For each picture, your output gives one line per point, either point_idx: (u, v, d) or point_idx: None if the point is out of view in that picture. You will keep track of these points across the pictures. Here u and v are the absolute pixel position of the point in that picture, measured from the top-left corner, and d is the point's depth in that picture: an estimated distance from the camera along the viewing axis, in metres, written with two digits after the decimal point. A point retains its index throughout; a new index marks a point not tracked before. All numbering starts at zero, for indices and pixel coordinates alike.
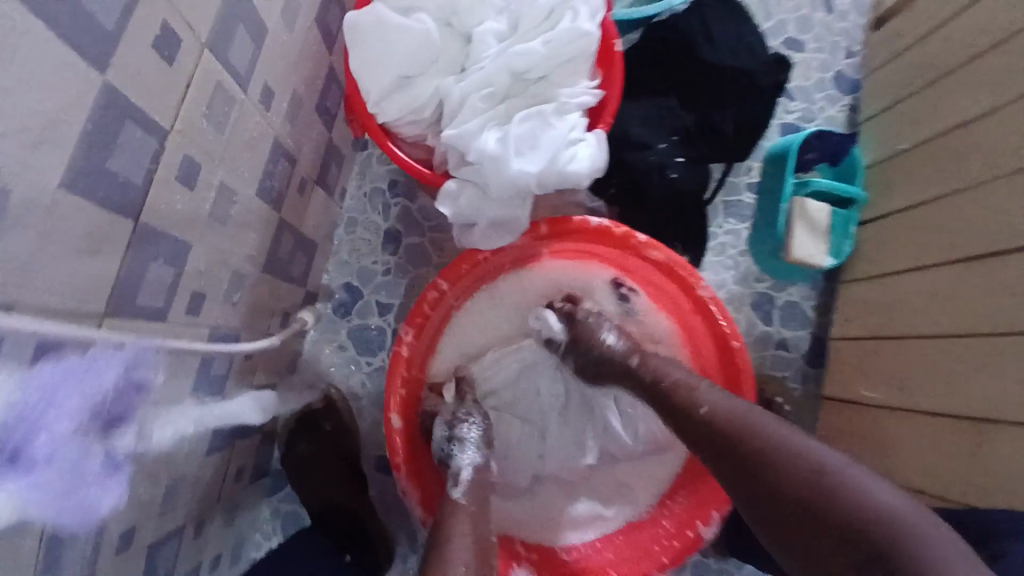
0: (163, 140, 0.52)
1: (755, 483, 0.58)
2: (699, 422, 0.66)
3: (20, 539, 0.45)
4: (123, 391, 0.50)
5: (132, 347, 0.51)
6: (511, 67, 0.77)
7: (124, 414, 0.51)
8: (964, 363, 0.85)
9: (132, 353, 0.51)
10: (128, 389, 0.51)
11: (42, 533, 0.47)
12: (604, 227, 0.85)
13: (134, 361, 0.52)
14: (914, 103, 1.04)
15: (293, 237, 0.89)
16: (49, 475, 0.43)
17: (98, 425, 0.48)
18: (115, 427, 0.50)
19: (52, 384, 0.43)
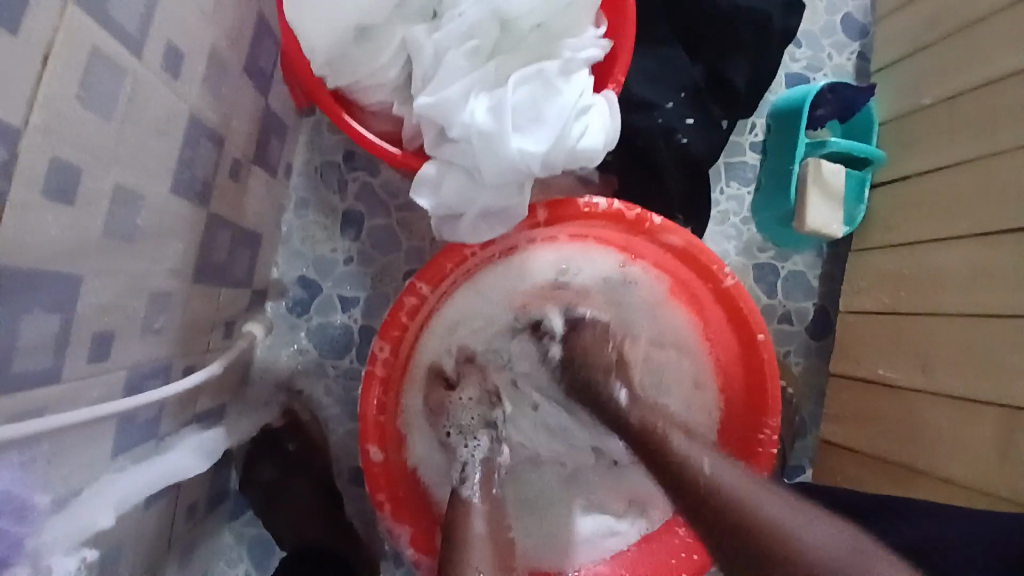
0: (15, 146, 0.35)
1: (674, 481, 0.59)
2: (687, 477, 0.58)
3: None
4: (2, 526, 0.39)
5: (7, 468, 0.39)
6: (500, 13, 0.60)
7: (8, 550, 0.40)
8: (1000, 349, 0.78)
9: (6, 476, 0.39)
10: (7, 513, 0.40)
11: None
12: (615, 210, 0.71)
13: (12, 485, 0.40)
14: (936, 52, 0.93)
15: (231, 233, 0.71)
16: None
17: None
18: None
19: None
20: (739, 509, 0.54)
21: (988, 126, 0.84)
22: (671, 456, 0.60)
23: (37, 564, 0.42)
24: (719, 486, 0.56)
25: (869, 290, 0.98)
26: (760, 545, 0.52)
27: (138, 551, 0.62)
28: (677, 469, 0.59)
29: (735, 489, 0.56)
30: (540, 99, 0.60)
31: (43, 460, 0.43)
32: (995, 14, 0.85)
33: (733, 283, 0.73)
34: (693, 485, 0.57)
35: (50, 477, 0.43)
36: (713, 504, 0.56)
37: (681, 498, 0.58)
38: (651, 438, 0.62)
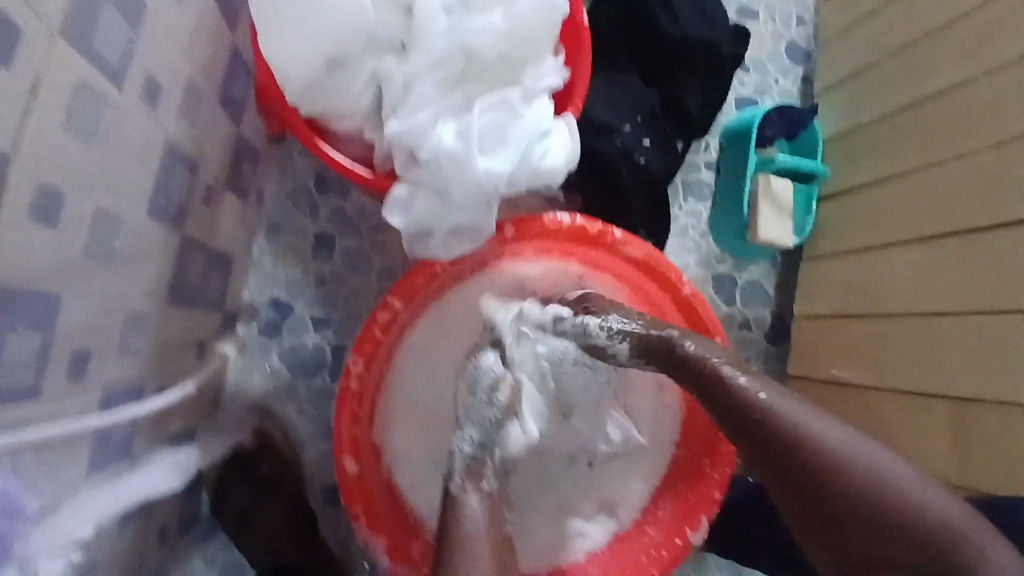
0: (3, 173, 0.37)
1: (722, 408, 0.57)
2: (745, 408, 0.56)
3: None
4: None
5: (1, 473, 0.42)
6: (466, 46, 0.64)
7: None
8: (944, 344, 0.84)
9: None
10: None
11: None
12: (579, 226, 0.76)
13: (5, 489, 0.43)
14: (872, 76, 1.02)
15: (203, 256, 0.73)
16: None
17: None
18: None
19: None
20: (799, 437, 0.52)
21: (920, 142, 0.92)
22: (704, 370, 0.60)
23: (26, 566, 0.45)
24: (776, 414, 0.54)
25: (820, 297, 1.04)
26: (826, 489, 0.50)
27: (111, 574, 0.62)
28: (736, 403, 0.56)
29: (791, 418, 0.54)
30: (505, 123, 0.64)
31: (32, 469, 0.45)
32: (920, 41, 0.94)
33: (692, 292, 0.78)
34: (749, 417, 0.55)
35: (40, 486, 0.46)
36: (771, 434, 0.54)
37: (742, 437, 0.56)
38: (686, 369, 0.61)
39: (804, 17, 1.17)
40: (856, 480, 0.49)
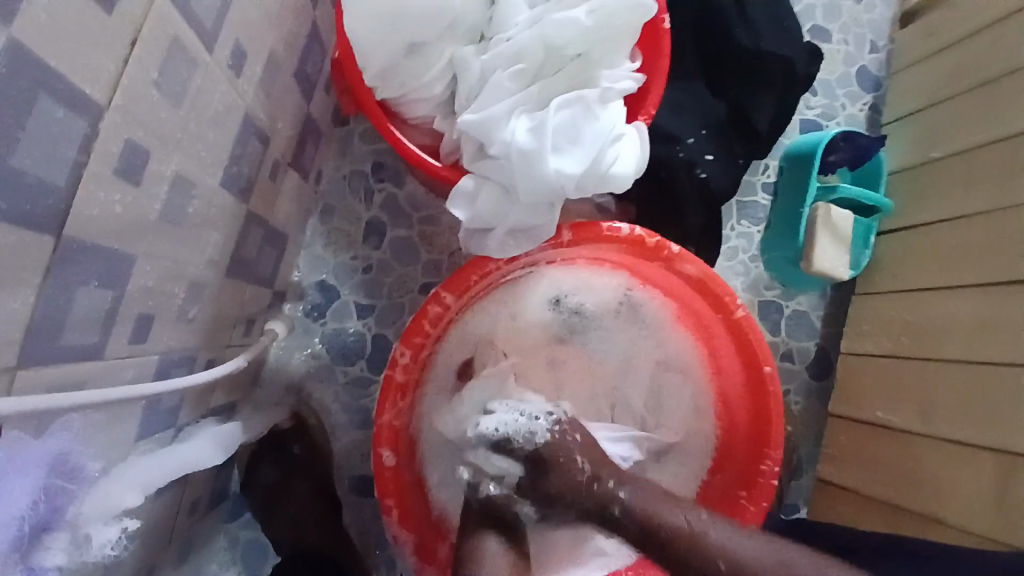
0: (96, 121, 0.36)
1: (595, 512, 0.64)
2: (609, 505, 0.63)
3: None
4: (52, 488, 0.41)
5: (64, 433, 0.42)
6: (545, 40, 0.63)
7: (51, 520, 0.42)
8: (1004, 395, 0.80)
9: (65, 442, 0.42)
10: (60, 475, 0.42)
11: None
12: (635, 235, 0.73)
13: (72, 446, 0.43)
14: (952, 109, 0.98)
15: (262, 231, 0.73)
16: None
17: (21, 539, 0.39)
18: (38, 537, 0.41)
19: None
20: (723, 565, 0.57)
21: (992, 182, 0.89)
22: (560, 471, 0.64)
23: (75, 533, 0.43)
24: (701, 540, 0.58)
25: (871, 335, 1.01)
26: (684, 554, 0.58)
27: (141, 541, 0.62)
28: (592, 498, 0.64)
29: (722, 542, 0.58)
30: (578, 124, 0.62)
31: (89, 429, 0.45)
32: (1002, 79, 0.91)
33: (744, 316, 0.75)
34: (588, 498, 0.64)
35: (95, 449, 0.46)
36: (693, 557, 0.58)
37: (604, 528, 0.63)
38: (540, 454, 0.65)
39: (880, 43, 1.14)
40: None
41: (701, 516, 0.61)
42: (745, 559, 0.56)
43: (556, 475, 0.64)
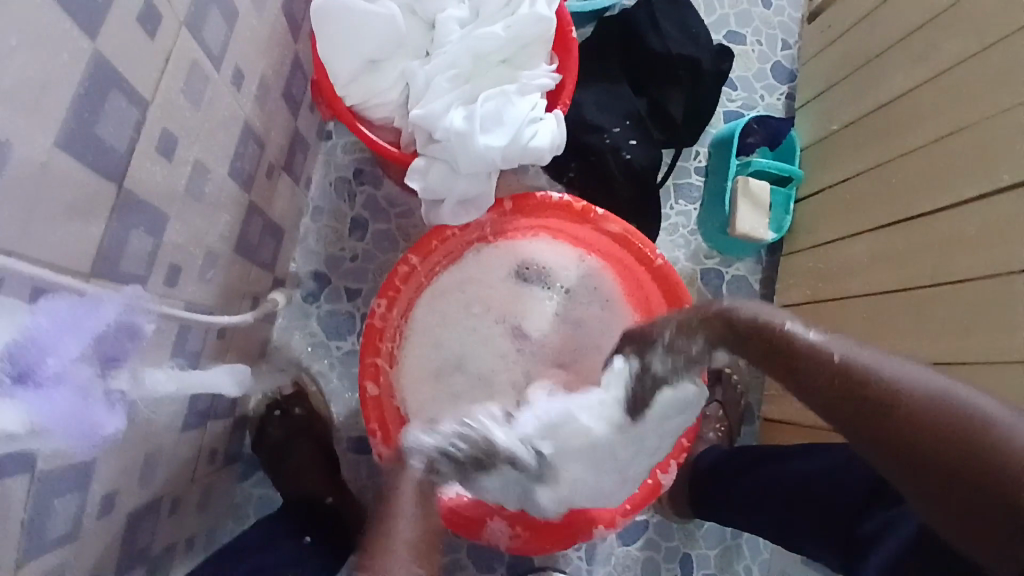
0: (145, 112, 0.54)
1: (806, 378, 0.60)
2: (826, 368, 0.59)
3: (20, 467, 0.45)
4: (118, 332, 0.54)
5: (123, 293, 0.55)
6: (474, 49, 0.80)
7: (119, 356, 0.54)
8: (893, 316, 0.93)
9: (124, 300, 0.56)
10: (121, 333, 0.55)
11: (37, 467, 0.47)
12: (565, 201, 0.89)
13: (125, 311, 0.56)
14: (842, 90, 1.15)
15: (262, 221, 0.90)
16: (56, 396, 0.46)
17: (99, 362, 0.51)
18: (111, 367, 0.53)
19: (87, 311, 0.50)
20: (855, 377, 0.56)
21: (881, 141, 1.03)
22: (820, 360, 0.59)
23: (135, 375, 0.59)
24: (859, 370, 0.57)
25: (796, 287, 1.15)
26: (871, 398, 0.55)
27: (170, 465, 0.77)
28: (805, 359, 0.60)
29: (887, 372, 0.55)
30: (502, 112, 0.79)
31: (138, 303, 0.58)
32: (885, 54, 1.06)
33: (662, 263, 0.89)
34: (826, 376, 0.58)
35: (153, 315, 0.60)
36: (861, 393, 0.56)
37: (815, 397, 0.59)
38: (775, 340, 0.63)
39: (789, 41, 1.33)
40: (909, 405, 0.52)
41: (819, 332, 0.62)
42: (894, 388, 0.54)
43: (812, 353, 0.60)
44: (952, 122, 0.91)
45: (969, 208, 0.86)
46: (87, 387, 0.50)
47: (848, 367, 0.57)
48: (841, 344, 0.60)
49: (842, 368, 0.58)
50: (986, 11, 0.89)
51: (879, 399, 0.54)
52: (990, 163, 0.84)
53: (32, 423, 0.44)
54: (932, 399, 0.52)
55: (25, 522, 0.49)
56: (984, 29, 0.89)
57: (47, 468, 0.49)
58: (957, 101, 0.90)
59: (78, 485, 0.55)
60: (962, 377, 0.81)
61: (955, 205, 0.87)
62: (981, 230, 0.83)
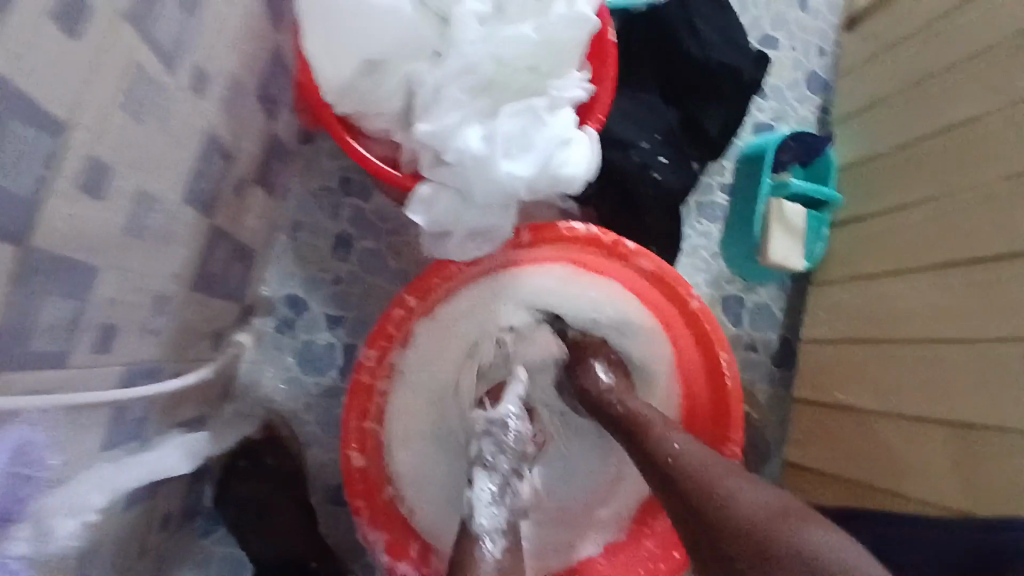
0: (59, 139, 0.39)
1: (648, 458, 0.63)
2: (663, 457, 0.61)
3: None
4: (14, 482, 0.44)
5: (28, 423, 0.43)
6: (496, 54, 0.66)
7: (11, 512, 0.44)
8: (951, 372, 0.83)
9: (29, 434, 0.44)
10: (14, 483, 0.44)
11: None
12: (591, 234, 0.75)
13: (27, 449, 0.44)
14: (889, 108, 1.03)
15: (228, 246, 0.75)
16: None
17: None
18: (2, 530, 0.44)
19: None
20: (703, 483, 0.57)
21: (942, 166, 0.91)
22: (660, 444, 0.63)
23: (40, 521, 0.47)
24: (685, 468, 0.59)
25: (828, 323, 1.05)
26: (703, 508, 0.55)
27: (113, 555, 0.63)
28: (650, 442, 0.63)
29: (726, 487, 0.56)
30: (529, 130, 0.65)
31: (56, 425, 0.46)
32: (946, 71, 0.94)
33: (698, 306, 0.78)
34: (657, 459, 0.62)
35: (62, 446, 0.48)
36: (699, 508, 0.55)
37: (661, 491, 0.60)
38: (639, 425, 0.66)
39: (825, 49, 1.21)
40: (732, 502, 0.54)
41: (682, 438, 0.63)
42: (730, 508, 0.54)
43: (655, 439, 0.63)
44: None
45: None
46: None
47: (681, 459, 0.60)
48: (687, 445, 0.62)
49: (677, 457, 0.60)
50: None
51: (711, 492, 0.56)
52: None
53: None
54: (741, 503, 0.54)
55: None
56: None
57: None
58: (1012, 142, 0.82)
59: None
60: None
61: None
62: None
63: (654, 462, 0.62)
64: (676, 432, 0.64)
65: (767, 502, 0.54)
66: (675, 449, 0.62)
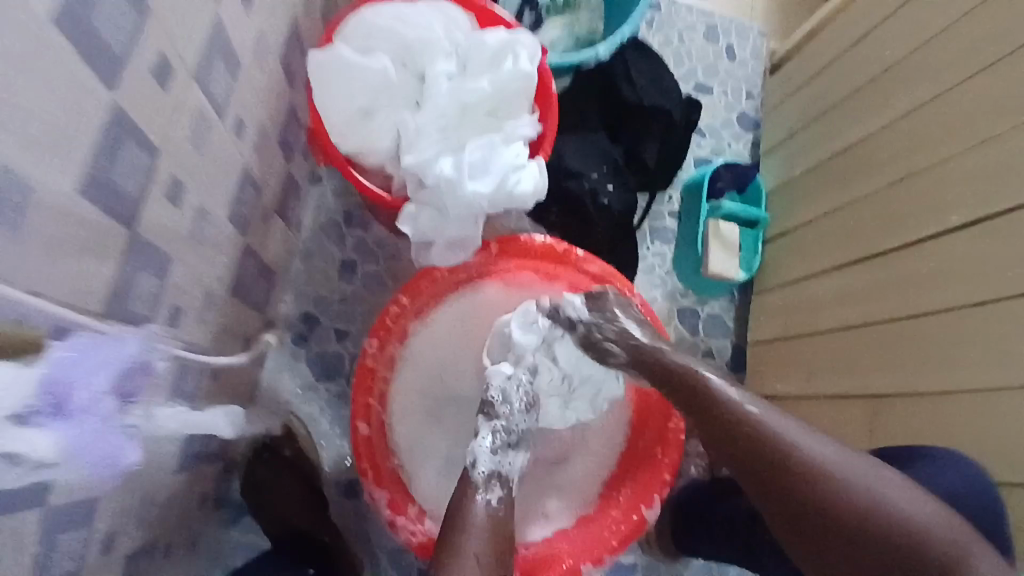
0: (156, 160, 0.57)
1: (711, 419, 0.73)
2: (738, 419, 0.71)
3: (25, 497, 0.47)
4: (136, 369, 0.58)
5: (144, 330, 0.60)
6: (462, 102, 0.86)
7: (136, 392, 0.58)
8: (864, 352, 0.99)
9: (144, 337, 0.60)
10: (138, 369, 0.59)
11: (46, 501, 0.49)
12: (548, 243, 0.93)
13: (143, 347, 0.60)
14: (804, 137, 1.24)
15: (256, 264, 0.93)
16: (84, 427, 0.49)
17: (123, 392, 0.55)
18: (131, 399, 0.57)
19: (116, 347, 0.54)
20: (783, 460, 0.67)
21: (848, 180, 1.09)
22: (738, 410, 0.72)
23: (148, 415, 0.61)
24: (769, 436, 0.69)
25: (767, 324, 1.22)
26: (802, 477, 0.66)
27: (165, 511, 0.76)
28: (726, 413, 0.72)
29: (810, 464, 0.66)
30: (489, 159, 0.84)
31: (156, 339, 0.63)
32: (846, 101, 1.14)
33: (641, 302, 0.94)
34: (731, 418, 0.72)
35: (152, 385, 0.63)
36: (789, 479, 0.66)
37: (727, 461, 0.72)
38: (684, 383, 0.76)
39: (753, 91, 1.44)
40: (830, 475, 0.65)
41: (760, 403, 0.72)
42: (831, 486, 0.65)
43: (731, 406, 0.72)
44: (908, 166, 0.98)
45: (925, 248, 0.92)
46: (116, 420, 0.54)
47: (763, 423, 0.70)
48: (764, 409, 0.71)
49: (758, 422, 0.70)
50: (941, 65, 0.96)
51: (797, 466, 0.67)
52: (947, 205, 0.90)
53: (61, 448, 0.46)
54: (859, 501, 0.64)
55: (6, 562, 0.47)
56: (937, 78, 0.96)
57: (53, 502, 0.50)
58: (895, 155, 1.00)
59: (81, 519, 0.55)
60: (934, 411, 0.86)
61: (914, 244, 0.94)
62: (943, 268, 0.89)
63: (733, 420, 0.71)
64: (746, 396, 0.73)
65: (854, 491, 0.64)
66: (754, 413, 0.71)
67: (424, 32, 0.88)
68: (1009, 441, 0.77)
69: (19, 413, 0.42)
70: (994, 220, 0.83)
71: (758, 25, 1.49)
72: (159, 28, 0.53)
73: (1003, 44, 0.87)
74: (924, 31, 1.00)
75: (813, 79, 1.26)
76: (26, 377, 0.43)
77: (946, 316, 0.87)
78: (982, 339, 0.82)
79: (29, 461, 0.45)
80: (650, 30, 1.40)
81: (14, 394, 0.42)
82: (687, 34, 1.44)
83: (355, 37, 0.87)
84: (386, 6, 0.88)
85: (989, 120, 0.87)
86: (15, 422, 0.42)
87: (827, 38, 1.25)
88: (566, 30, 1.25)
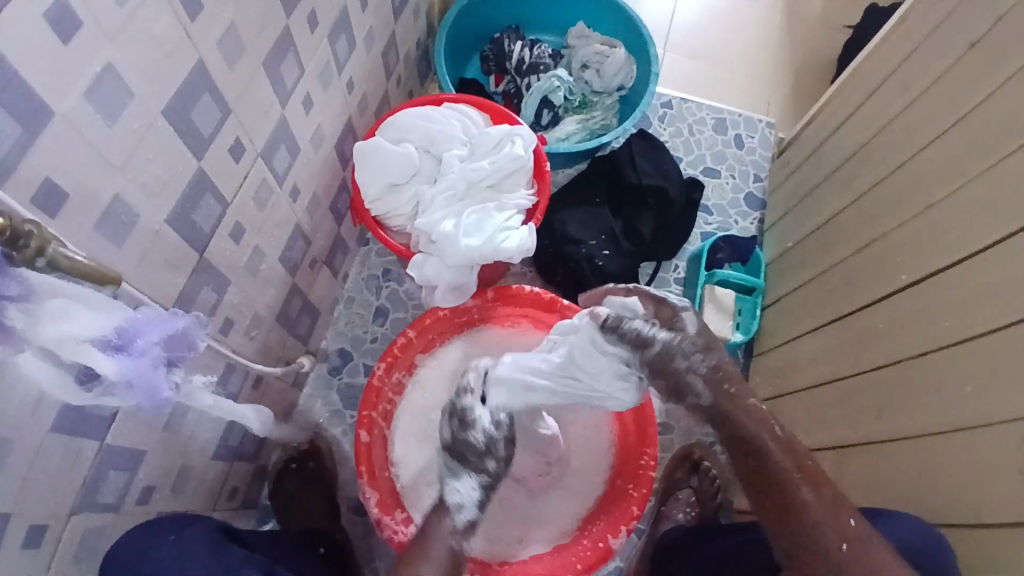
0: (224, 208, 0.81)
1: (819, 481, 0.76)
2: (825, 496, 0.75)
3: (97, 429, 0.66)
4: (178, 347, 0.68)
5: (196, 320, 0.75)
6: (467, 178, 1.08)
7: (182, 359, 0.69)
8: (835, 407, 1.03)
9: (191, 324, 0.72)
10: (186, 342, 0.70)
11: (107, 437, 0.68)
12: (537, 292, 1.12)
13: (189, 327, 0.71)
14: (797, 212, 1.34)
15: (302, 301, 1.16)
16: (140, 367, 0.60)
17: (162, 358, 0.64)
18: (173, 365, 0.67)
19: (146, 319, 0.62)
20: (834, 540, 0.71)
21: (829, 248, 1.18)
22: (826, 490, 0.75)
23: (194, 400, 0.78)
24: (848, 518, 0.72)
25: (762, 385, 1.29)
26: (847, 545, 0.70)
27: (198, 487, 0.95)
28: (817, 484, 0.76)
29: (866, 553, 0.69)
30: (482, 221, 1.05)
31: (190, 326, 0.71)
32: (828, 179, 1.24)
33: None
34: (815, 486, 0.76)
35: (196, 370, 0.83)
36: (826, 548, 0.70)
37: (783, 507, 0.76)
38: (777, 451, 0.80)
39: (761, 175, 1.58)
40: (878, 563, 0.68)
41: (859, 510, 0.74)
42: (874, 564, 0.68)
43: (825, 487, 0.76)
44: (870, 234, 1.06)
45: (879, 307, 0.98)
46: (155, 373, 0.62)
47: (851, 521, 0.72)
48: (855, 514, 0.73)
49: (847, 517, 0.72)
50: (896, 143, 1.05)
51: (838, 529, 0.71)
52: (898, 267, 0.96)
53: (121, 377, 0.58)
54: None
55: (85, 477, 0.67)
56: (892, 154, 1.05)
57: (113, 441, 0.69)
58: (861, 224, 1.09)
59: (130, 465, 0.74)
60: (884, 458, 0.90)
61: (872, 303, 1.00)
62: (892, 323, 0.95)
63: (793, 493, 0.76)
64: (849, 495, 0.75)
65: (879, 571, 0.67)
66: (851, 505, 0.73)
67: (444, 126, 1.12)
68: (945, 483, 0.79)
69: (97, 340, 0.56)
70: (930, 279, 0.89)
71: (767, 119, 1.65)
72: (238, 121, 0.78)
73: (937, 122, 0.96)
74: (883, 114, 1.10)
75: (806, 160, 1.38)
76: (106, 317, 0.57)
77: (893, 369, 0.92)
78: (922, 386, 0.85)
79: (98, 384, 0.59)
80: (662, 123, 1.60)
81: (99, 324, 0.56)
82: (698, 126, 1.62)
83: (391, 130, 1.11)
84: (415, 109, 1.13)
85: (926, 188, 0.94)
86: (94, 347, 0.56)
87: (817, 124, 1.36)
88: (581, 125, 1.45)
